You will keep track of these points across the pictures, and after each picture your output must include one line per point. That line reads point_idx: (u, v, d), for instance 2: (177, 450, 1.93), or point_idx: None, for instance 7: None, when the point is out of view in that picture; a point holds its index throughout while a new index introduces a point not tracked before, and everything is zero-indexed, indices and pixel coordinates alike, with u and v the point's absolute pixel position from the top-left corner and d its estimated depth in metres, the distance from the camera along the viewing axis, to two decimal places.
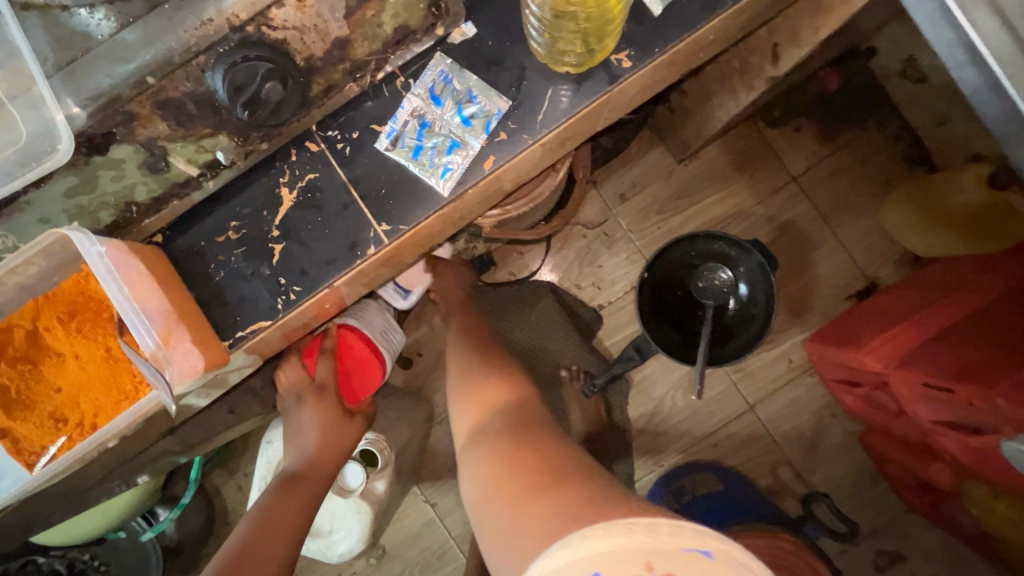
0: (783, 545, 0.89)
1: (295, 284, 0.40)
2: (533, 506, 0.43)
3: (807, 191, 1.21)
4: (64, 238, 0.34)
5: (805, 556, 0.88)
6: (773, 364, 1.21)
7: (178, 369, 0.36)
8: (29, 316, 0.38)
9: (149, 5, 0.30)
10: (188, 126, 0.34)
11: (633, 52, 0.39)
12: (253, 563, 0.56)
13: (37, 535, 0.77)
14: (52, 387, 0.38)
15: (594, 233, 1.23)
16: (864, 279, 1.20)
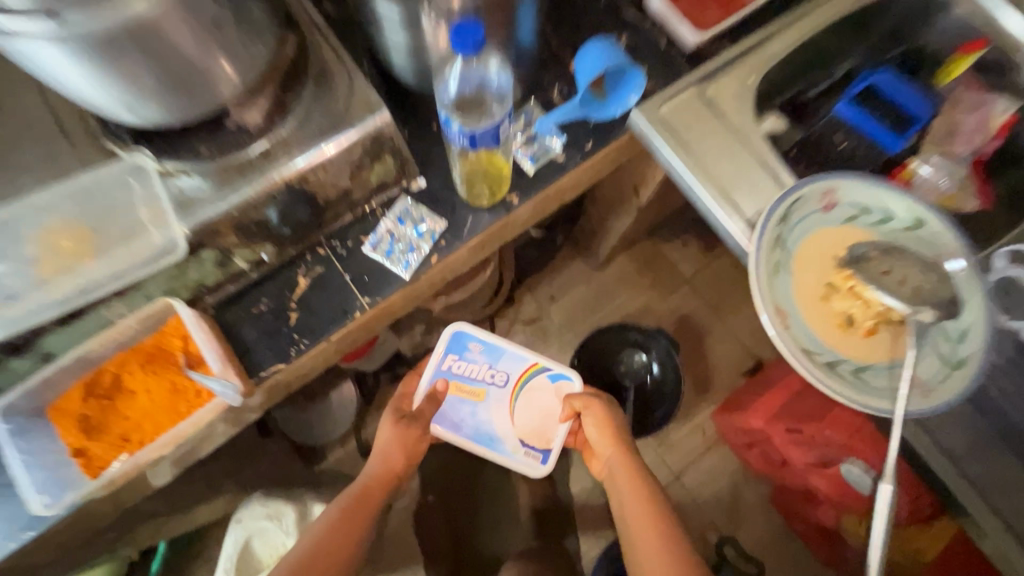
0: None
1: (304, 338, 0.59)
2: None
3: (697, 290, 1.51)
4: (166, 304, 0.54)
5: None
6: (690, 435, 1.41)
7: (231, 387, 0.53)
8: (115, 362, 0.54)
9: (241, 172, 0.53)
10: (249, 238, 0.55)
11: (520, 194, 0.64)
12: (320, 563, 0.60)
13: None
14: (125, 414, 0.54)
15: (531, 329, 1.47)
16: (753, 359, 1.47)
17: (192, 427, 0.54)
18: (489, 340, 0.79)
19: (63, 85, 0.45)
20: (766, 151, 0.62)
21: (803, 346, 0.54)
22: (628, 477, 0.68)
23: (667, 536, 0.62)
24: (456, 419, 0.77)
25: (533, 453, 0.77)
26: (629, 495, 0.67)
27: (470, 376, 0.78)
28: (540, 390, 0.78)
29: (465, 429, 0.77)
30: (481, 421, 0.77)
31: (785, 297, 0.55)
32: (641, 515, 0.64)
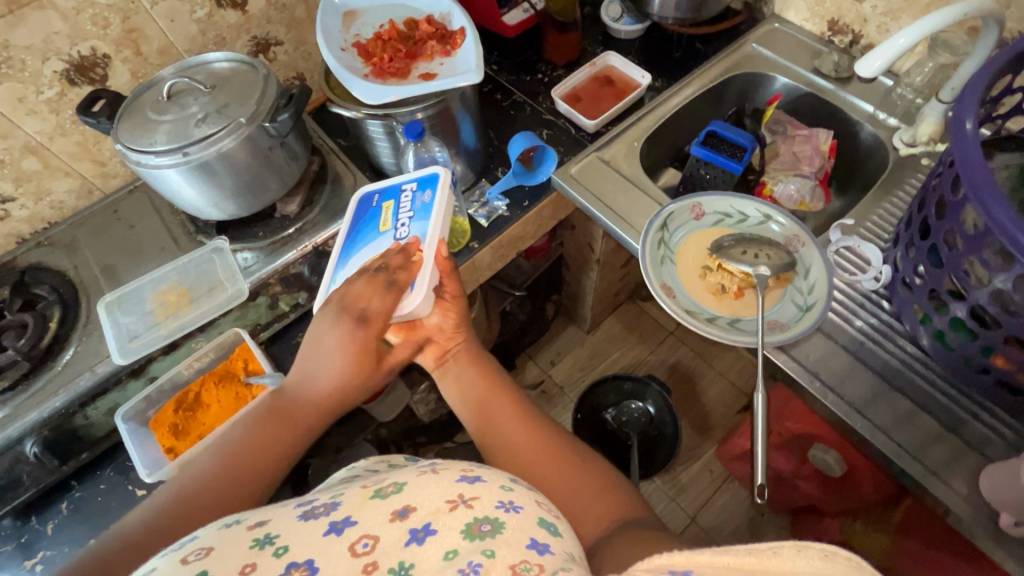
0: None
1: None
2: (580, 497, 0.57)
3: (683, 339, 1.67)
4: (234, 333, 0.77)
5: None
6: (699, 475, 1.47)
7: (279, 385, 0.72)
8: (198, 383, 0.76)
9: (285, 242, 0.80)
10: (291, 288, 0.80)
11: (479, 241, 0.87)
12: (252, 448, 0.59)
13: None
14: (203, 420, 0.74)
15: (535, 391, 1.63)
16: (746, 396, 1.57)
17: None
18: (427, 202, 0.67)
19: (177, 197, 0.74)
20: (651, 187, 0.86)
21: (686, 308, 0.72)
22: (474, 367, 0.71)
23: (524, 415, 0.66)
24: (365, 219, 0.70)
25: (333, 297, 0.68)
26: (477, 384, 0.70)
27: (399, 209, 0.68)
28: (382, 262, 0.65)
29: (356, 227, 0.71)
30: (368, 225, 0.70)
31: (672, 281, 0.75)
32: (485, 397, 0.69)
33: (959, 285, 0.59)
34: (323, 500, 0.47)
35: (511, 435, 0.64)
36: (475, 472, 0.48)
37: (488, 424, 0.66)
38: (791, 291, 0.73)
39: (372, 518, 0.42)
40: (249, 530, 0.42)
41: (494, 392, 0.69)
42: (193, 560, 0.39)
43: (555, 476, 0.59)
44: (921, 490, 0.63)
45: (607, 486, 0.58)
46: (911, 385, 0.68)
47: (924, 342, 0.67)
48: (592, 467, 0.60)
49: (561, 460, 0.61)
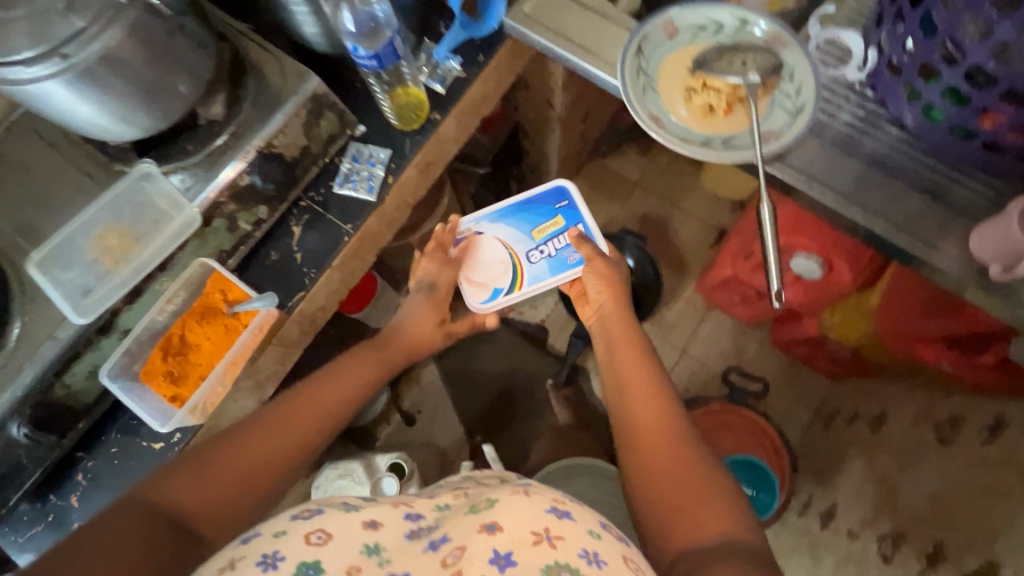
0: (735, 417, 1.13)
1: (312, 268, 0.74)
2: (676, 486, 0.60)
3: (649, 188, 1.66)
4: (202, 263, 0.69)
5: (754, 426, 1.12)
6: (683, 311, 1.56)
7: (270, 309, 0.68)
8: (179, 325, 0.69)
9: (222, 152, 0.69)
10: (245, 203, 0.70)
11: (440, 111, 0.78)
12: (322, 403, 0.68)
13: None
14: (198, 360, 0.70)
15: None
16: (715, 229, 1.62)
17: (252, 352, 0.70)
18: (562, 271, 0.87)
19: (72, 120, 0.60)
20: (614, 12, 0.77)
21: (678, 136, 0.69)
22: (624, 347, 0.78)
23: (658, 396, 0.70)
24: (537, 206, 0.90)
25: (465, 237, 0.90)
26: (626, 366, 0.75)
27: (552, 237, 0.89)
28: (497, 261, 0.89)
29: (531, 205, 0.90)
30: (532, 216, 0.90)
31: (658, 110, 0.71)
32: (634, 378, 0.73)
33: (954, 50, 0.57)
34: (429, 519, 0.51)
35: (641, 409, 0.69)
36: (566, 505, 0.48)
37: (625, 398, 0.71)
38: (778, 97, 0.70)
39: (462, 533, 0.45)
40: (363, 533, 0.47)
41: (641, 378, 0.72)
42: (316, 542, 0.45)
43: (659, 459, 0.63)
44: (915, 260, 0.67)
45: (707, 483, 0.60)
46: (904, 171, 0.69)
47: (910, 120, 0.67)
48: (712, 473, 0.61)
49: (687, 467, 0.61)
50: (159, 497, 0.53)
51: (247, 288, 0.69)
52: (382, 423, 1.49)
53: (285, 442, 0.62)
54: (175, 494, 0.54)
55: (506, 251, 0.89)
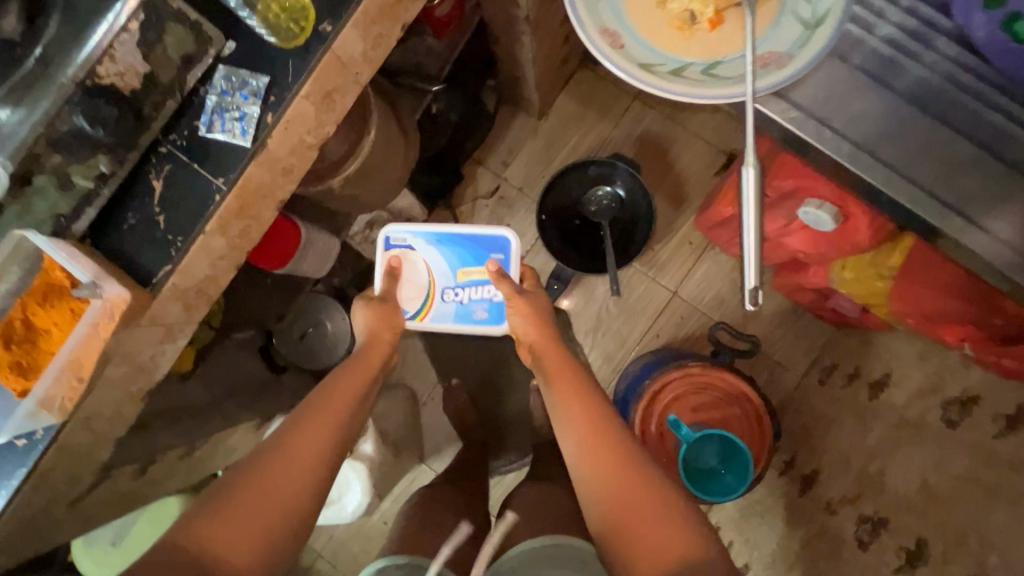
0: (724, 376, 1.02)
1: (178, 236, 0.60)
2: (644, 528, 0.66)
3: (649, 104, 1.42)
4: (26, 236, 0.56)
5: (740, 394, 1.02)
6: (678, 249, 1.40)
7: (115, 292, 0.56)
8: (20, 309, 0.58)
9: (34, 86, 0.52)
10: (76, 155, 0.55)
11: (331, 21, 0.58)
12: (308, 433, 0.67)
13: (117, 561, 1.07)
14: (48, 350, 0.59)
15: (493, 200, 1.45)
16: (723, 154, 1.40)
17: (107, 339, 0.58)
18: (463, 313, 1.02)
19: None
20: None
21: (641, 62, 0.54)
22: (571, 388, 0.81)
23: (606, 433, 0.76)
24: (473, 248, 1.02)
25: (394, 247, 1.02)
26: (575, 402, 0.79)
27: (473, 284, 1.01)
28: (414, 281, 1.02)
29: (469, 243, 1.02)
30: (464, 256, 1.02)
31: (616, 21, 0.54)
32: (579, 423, 0.77)
33: None
34: None
35: (592, 450, 0.75)
36: None
37: (575, 431, 0.78)
38: (790, 4, 0.52)
39: None
40: None
41: (586, 411, 0.78)
42: None
43: (621, 498, 0.69)
44: None
45: (669, 521, 0.66)
46: (952, 108, 0.58)
47: (978, 36, 0.58)
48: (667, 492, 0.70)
49: (649, 505, 0.68)
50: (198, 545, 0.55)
51: (85, 267, 0.57)
52: None
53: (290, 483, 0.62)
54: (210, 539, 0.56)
55: (428, 276, 1.02)
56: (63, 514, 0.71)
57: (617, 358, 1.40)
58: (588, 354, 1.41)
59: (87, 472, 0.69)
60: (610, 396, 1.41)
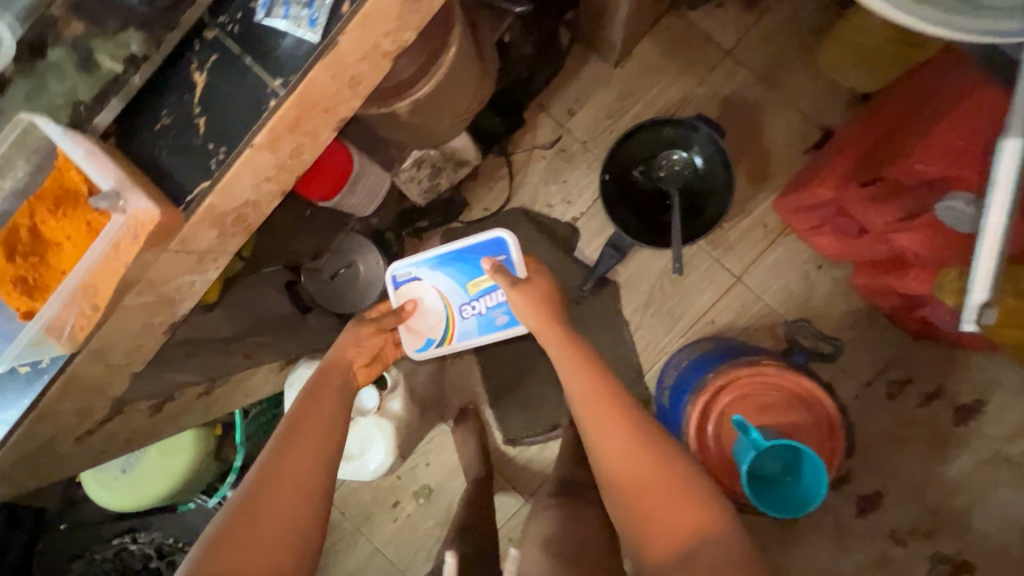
0: (799, 380, 0.91)
1: (222, 146, 0.49)
2: (659, 500, 0.71)
3: (742, 62, 1.25)
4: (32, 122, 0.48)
5: (813, 404, 0.91)
6: (750, 231, 1.26)
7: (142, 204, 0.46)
8: (28, 215, 0.49)
9: None
10: (102, 26, 0.48)
11: None
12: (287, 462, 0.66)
13: (136, 489, 1.05)
14: (56, 269, 0.49)
15: (552, 152, 1.31)
16: (818, 129, 1.24)
17: (124, 261, 0.48)
18: (488, 326, 1.01)
19: None
20: None
21: None
22: (577, 365, 0.83)
23: (618, 409, 0.79)
24: (478, 259, 0.99)
25: (401, 286, 1.01)
26: (582, 376, 0.82)
27: (485, 291, 0.99)
28: (430, 308, 1.01)
29: (472, 253, 0.99)
30: (466, 267, 0.99)
31: None
32: (596, 410, 0.79)
33: None
34: None
35: (599, 421, 0.78)
36: None
37: (579, 402, 0.81)
38: None
39: None
40: None
41: (593, 385, 0.81)
42: None
43: (631, 466, 0.74)
44: None
45: (679, 496, 0.71)
46: None
47: None
48: (675, 474, 0.73)
49: (662, 481, 0.72)
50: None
51: (105, 169, 0.48)
52: None
53: (288, 505, 0.63)
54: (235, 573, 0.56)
55: (442, 301, 1.01)
56: (71, 446, 0.64)
57: (663, 340, 1.30)
58: (634, 333, 1.30)
59: (101, 406, 0.61)
60: (652, 379, 1.30)
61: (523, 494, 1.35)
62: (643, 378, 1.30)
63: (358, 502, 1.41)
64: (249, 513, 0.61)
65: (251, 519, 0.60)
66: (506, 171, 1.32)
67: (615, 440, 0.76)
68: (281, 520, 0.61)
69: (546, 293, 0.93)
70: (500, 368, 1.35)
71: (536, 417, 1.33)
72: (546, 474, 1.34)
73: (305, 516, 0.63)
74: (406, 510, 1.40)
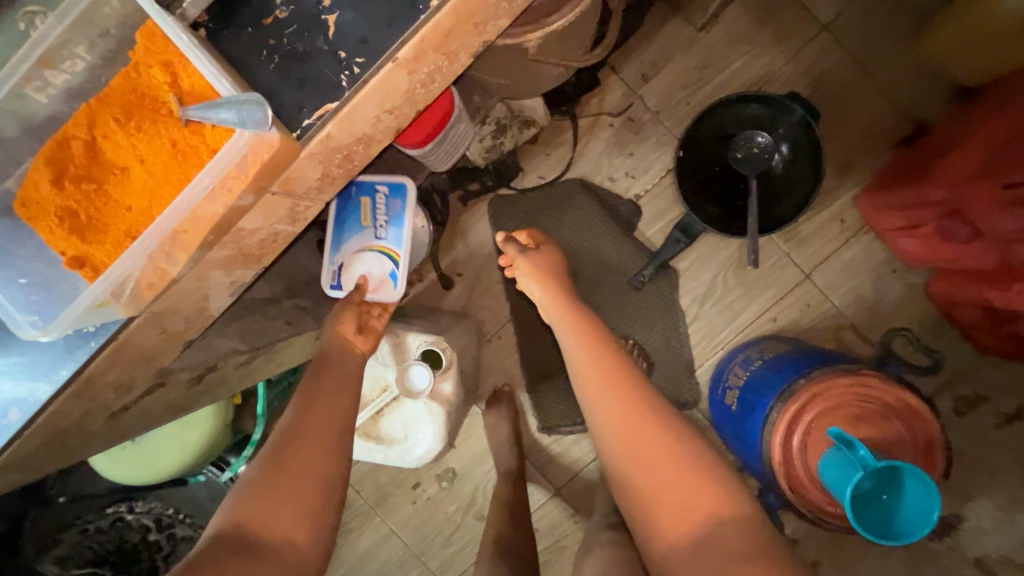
0: (882, 394, 0.84)
1: (358, 56, 0.49)
2: (674, 479, 0.63)
3: (839, 39, 1.14)
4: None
5: (903, 417, 0.84)
6: (826, 227, 1.17)
7: (267, 130, 0.46)
8: (86, 127, 0.52)
9: None
10: None
11: None
12: (309, 430, 0.66)
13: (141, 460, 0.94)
14: (126, 203, 0.52)
15: (620, 121, 1.19)
16: (911, 122, 1.14)
17: (223, 194, 0.49)
18: (405, 219, 0.88)
19: None
20: None
21: None
22: (589, 343, 0.79)
23: (630, 384, 0.73)
24: (344, 207, 0.88)
25: (341, 278, 0.88)
26: (594, 353, 0.78)
27: (376, 207, 0.88)
28: (375, 263, 0.88)
29: (339, 214, 0.88)
30: (345, 220, 0.88)
31: None
32: (602, 381, 0.74)
33: None
34: None
35: (605, 393, 0.72)
36: None
37: (587, 377, 0.75)
38: None
39: None
40: None
41: (603, 361, 0.76)
42: None
43: (639, 439, 0.67)
44: None
45: (692, 475, 0.63)
46: None
47: None
48: (694, 453, 0.65)
49: (676, 459, 0.64)
50: (253, 526, 0.56)
51: (209, 75, 0.48)
52: (416, 279, 1.25)
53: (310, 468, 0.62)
54: (265, 519, 0.57)
55: (371, 250, 0.88)
56: None
57: (719, 336, 1.20)
58: (689, 325, 1.21)
59: None
60: (704, 375, 1.21)
61: (553, 487, 1.26)
62: (694, 374, 1.21)
63: (374, 482, 1.32)
64: (275, 473, 0.60)
65: (278, 479, 0.60)
66: (569, 137, 1.20)
67: (626, 413, 0.69)
68: (304, 481, 0.61)
69: (554, 268, 0.96)
70: (540, 352, 1.24)
71: (575, 407, 1.23)
72: (580, 467, 1.26)
73: (326, 481, 0.63)
74: (425, 494, 1.31)
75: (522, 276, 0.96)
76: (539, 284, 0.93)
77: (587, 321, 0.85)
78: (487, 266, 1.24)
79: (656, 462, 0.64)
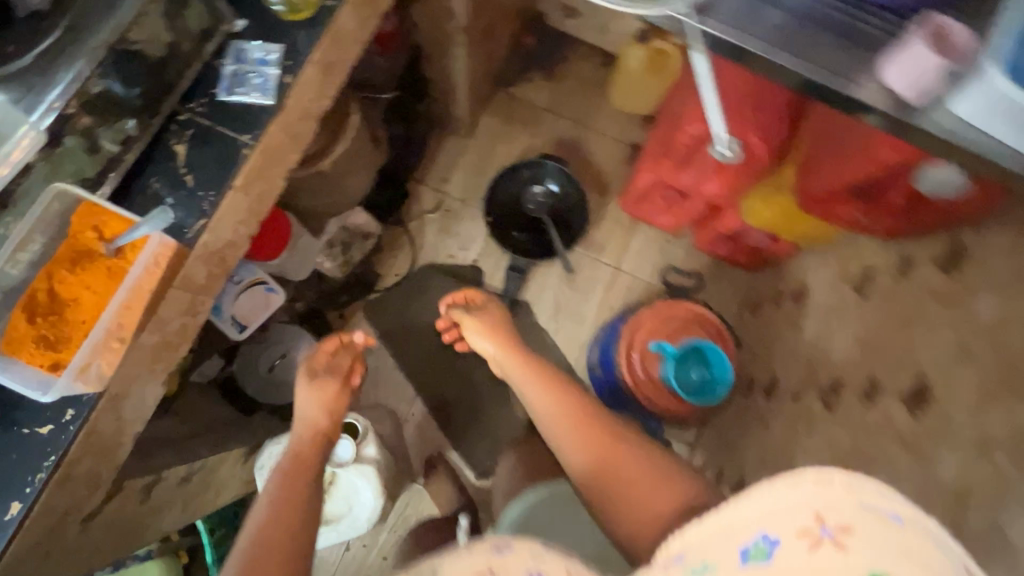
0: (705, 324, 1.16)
1: (210, 189, 0.76)
2: (645, 486, 0.78)
3: (559, 113, 1.64)
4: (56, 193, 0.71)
5: (701, 322, 1.16)
6: (611, 229, 1.57)
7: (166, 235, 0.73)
8: (45, 280, 0.70)
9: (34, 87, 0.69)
10: (106, 118, 0.72)
11: None
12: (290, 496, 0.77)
13: None
14: (81, 319, 0.71)
15: (438, 213, 1.54)
16: (629, 145, 1.63)
17: (148, 287, 0.72)
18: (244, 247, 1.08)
19: None
20: None
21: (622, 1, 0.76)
22: (550, 377, 0.94)
23: (596, 417, 0.87)
24: None
25: (236, 323, 1.09)
26: (552, 391, 0.92)
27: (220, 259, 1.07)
28: (252, 293, 1.09)
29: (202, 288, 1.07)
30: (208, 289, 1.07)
31: None
32: (570, 419, 0.87)
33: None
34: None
35: (569, 426, 0.87)
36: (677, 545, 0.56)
37: (556, 415, 0.89)
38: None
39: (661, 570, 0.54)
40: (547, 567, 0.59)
41: (566, 398, 0.90)
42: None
43: (613, 460, 0.82)
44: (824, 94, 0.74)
45: (661, 478, 0.78)
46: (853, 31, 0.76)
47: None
48: (657, 460, 0.80)
49: (639, 468, 0.80)
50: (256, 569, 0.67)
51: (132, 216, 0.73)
52: None
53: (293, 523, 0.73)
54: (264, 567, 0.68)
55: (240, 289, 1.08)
56: None
57: (579, 336, 1.50)
58: (554, 336, 1.50)
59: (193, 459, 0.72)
60: (582, 370, 1.48)
61: None
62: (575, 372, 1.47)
63: None
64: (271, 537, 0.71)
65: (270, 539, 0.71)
66: (406, 237, 1.52)
67: (597, 442, 0.84)
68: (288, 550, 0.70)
69: (499, 321, 1.09)
70: (451, 409, 1.43)
71: (497, 442, 1.41)
72: None
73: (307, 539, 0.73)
74: None
75: (474, 336, 1.08)
76: (487, 337, 1.07)
77: (539, 361, 1.00)
78: (380, 358, 1.44)
79: (614, 467, 0.81)
